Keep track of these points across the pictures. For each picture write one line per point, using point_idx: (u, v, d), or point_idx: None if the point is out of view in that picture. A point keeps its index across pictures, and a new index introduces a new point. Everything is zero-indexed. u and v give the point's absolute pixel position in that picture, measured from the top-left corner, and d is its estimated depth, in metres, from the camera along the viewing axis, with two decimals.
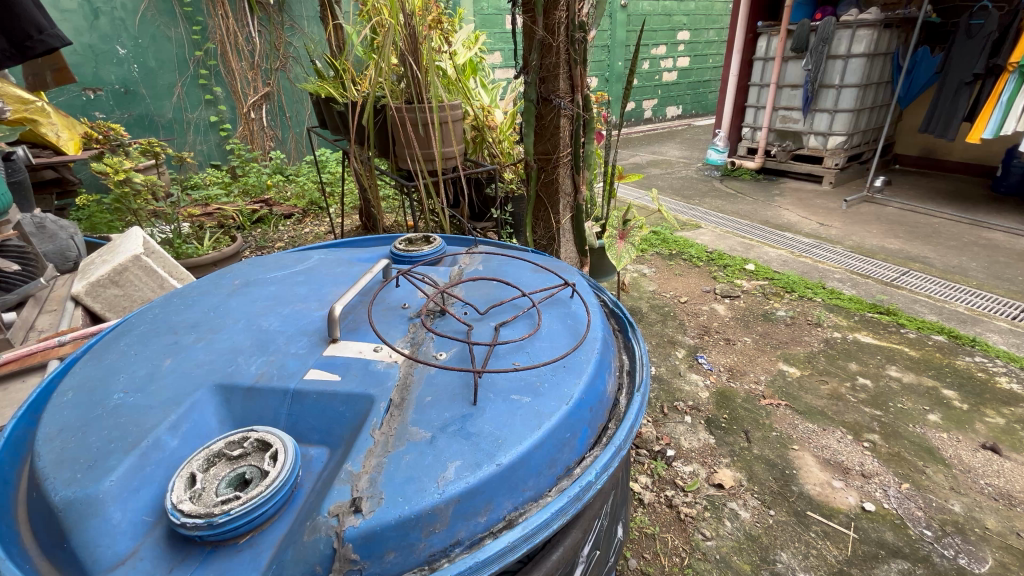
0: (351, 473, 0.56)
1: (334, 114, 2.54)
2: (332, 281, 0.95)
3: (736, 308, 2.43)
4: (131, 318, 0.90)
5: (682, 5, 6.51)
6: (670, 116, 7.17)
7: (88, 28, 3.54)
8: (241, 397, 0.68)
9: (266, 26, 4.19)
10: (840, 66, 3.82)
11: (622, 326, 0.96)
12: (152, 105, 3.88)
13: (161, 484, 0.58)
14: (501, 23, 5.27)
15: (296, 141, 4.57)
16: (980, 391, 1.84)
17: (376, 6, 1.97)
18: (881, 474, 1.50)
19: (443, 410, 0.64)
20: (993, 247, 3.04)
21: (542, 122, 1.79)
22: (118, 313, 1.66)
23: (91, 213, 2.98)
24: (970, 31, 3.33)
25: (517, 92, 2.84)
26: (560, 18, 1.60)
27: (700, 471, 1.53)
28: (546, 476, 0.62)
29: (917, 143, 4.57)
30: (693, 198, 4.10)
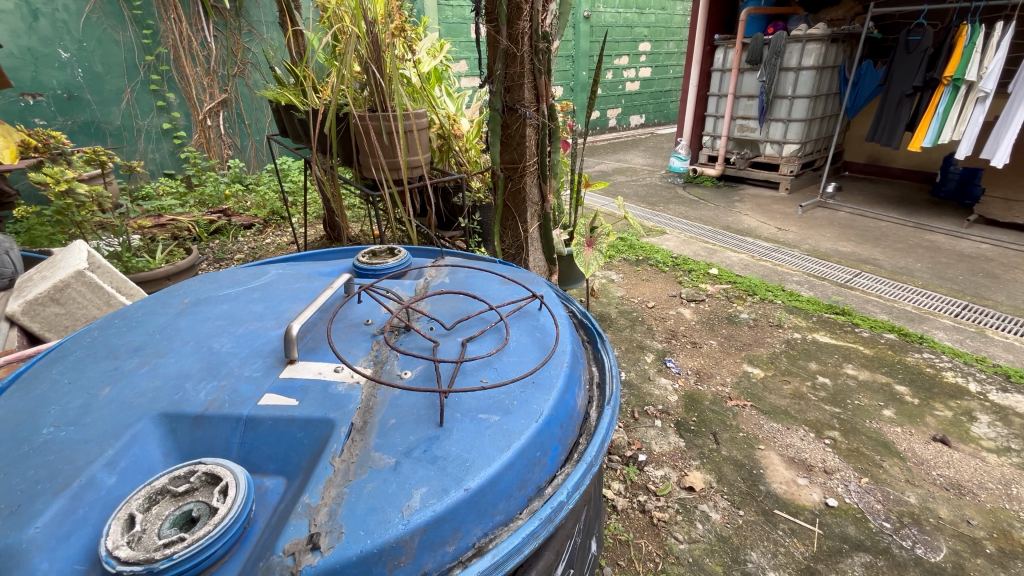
0: (309, 506, 0.53)
1: (295, 122, 2.47)
2: (290, 297, 0.90)
3: (702, 311, 2.48)
4: (66, 342, 0.83)
5: (642, 17, 6.70)
6: (633, 125, 7.33)
7: (27, 30, 3.34)
8: (189, 426, 0.63)
9: (223, 31, 4.05)
10: (792, 78, 3.99)
11: (591, 337, 0.95)
12: (99, 112, 3.69)
13: (96, 527, 0.53)
14: (466, 32, 5.28)
15: (256, 150, 4.42)
16: (929, 385, 1.93)
17: (337, 12, 1.92)
18: (842, 469, 1.55)
19: (409, 433, 0.61)
20: (935, 249, 3.22)
21: (508, 131, 1.78)
22: (59, 333, 1.54)
23: (31, 226, 2.79)
24: (908, 47, 3.54)
25: (483, 101, 2.84)
26: (523, 28, 1.61)
27: (671, 475, 1.54)
28: (517, 498, 0.60)
29: (864, 151, 4.83)
30: (658, 204, 4.19)
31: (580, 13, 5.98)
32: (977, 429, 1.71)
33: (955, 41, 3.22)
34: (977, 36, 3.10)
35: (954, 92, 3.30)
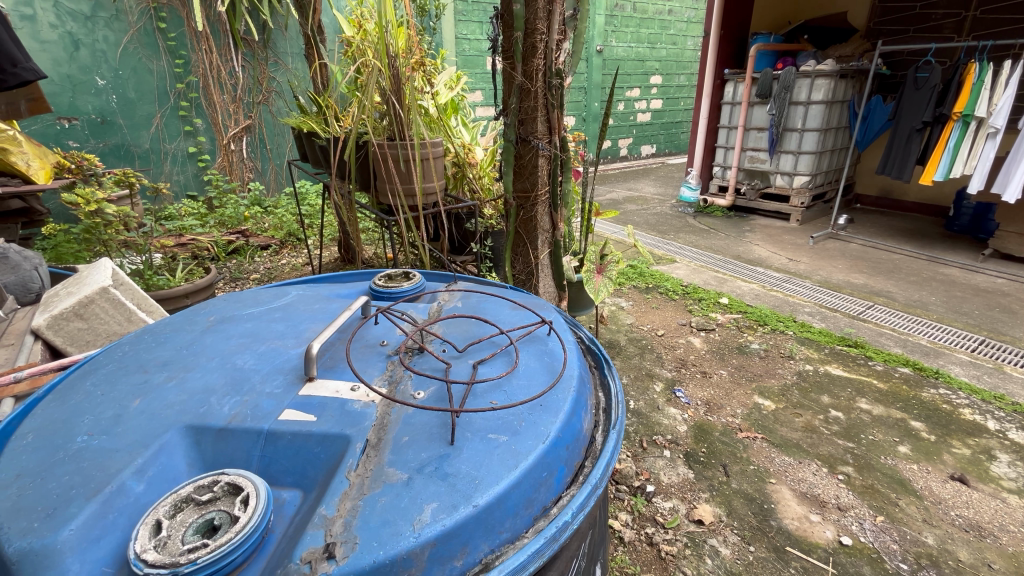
0: (325, 517, 0.55)
1: (316, 148, 2.57)
2: (310, 317, 0.95)
3: (712, 341, 2.48)
4: (99, 355, 0.87)
5: (654, 51, 6.90)
6: (644, 154, 7.45)
7: (68, 59, 3.55)
8: (212, 438, 0.67)
9: (251, 61, 4.23)
10: (801, 112, 4.06)
11: (598, 363, 0.97)
12: (129, 135, 3.86)
13: (124, 532, 0.56)
14: (482, 64, 5.47)
15: (276, 173, 4.59)
16: (946, 422, 1.90)
17: (361, 46, 2.02)
18: (856, 506, 1.53)
19: (421, 450, 0.64)
20: (950, 283, 3.20)
21: (521, 161, 1.84)
22: (81, 347, 1.59)
23: (59, 243, 2.88)
24: (917, 83, 3.61)
25: (497, 131, 2.93)
26: (537, 65, 1.68)
27: (680, 507, 1.53)
28: (523, 517, 0.62)
29: (876, 184, 4.85)
30: (668, 233, 4.23)
31: (593, 47, 6.18)
32: (996, 469, 1.68)
33: (964, 78, 3.27)
34: (985, 74, 3.16)
35: (965, 127, 3.34)
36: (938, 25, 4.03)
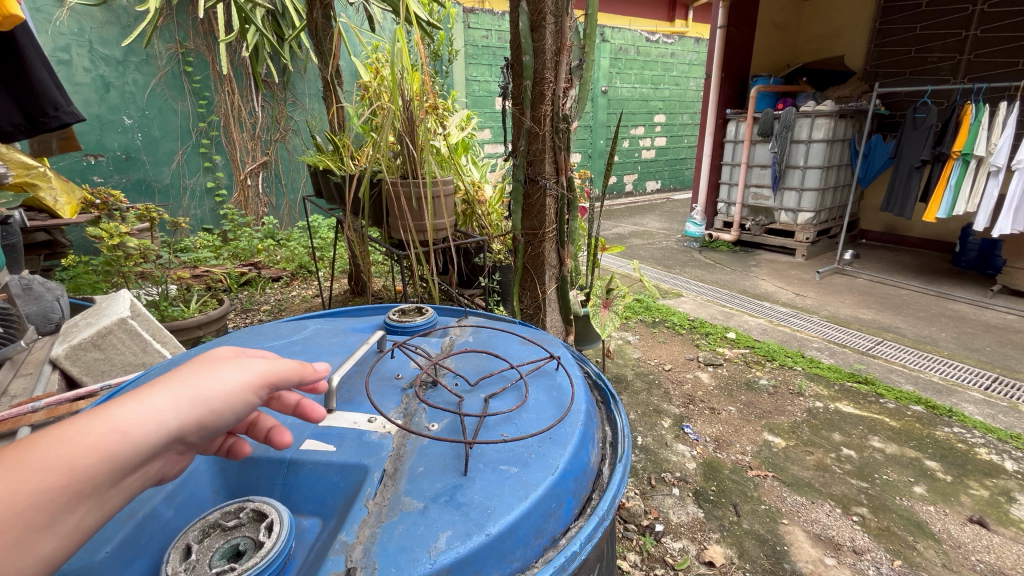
0: (345, 544, 0.59)
1: (331, 185, 2.68)
2: (328, 351, 0.99)
3: (720, 376, 2.49)
4: (129, 385, 0.92)
5: (657, 92, 7.15)
6: (649, 190, 7.60)
7: (98, 100, 3.74)
8: (237, 466, 0.70)
9: (270, 102, 4.45)
10: (803, 150, 4.17)
11: (605, 398, 1.00)
12: (151, 171, 4.02)
13: (154, 556, 0.59)
14: (491, 104, 5.71)
15: (289, 208, 4.76)
16: (962, 462, 1.88)
17: (377, 90, 2.14)
18: (873, 550, 1.50)
19: (435, 480, 0.67)
20: (960, 319, 3.19)
21: (529, 200, 1.92)
22: (97, 377, 1.64)
23: (78, 274, 2.97)
24: (915, 123, 3.72)
25: (505, 168, 3.03)
26: (545, 110, 1.77)
27: (690, 547, 1.51)
28: (533, 547, 0.64)
29: (880, 220, 4.92)
30: (674, 267, 4.28)
31: (598, 88, 6.44)
32: (1016, 511, 1.65)
33: (961, 119, 3.37)
34: (982, 115, 3.25)
35: (965, 166, 3.41)
36: (934, 68, 4.17)
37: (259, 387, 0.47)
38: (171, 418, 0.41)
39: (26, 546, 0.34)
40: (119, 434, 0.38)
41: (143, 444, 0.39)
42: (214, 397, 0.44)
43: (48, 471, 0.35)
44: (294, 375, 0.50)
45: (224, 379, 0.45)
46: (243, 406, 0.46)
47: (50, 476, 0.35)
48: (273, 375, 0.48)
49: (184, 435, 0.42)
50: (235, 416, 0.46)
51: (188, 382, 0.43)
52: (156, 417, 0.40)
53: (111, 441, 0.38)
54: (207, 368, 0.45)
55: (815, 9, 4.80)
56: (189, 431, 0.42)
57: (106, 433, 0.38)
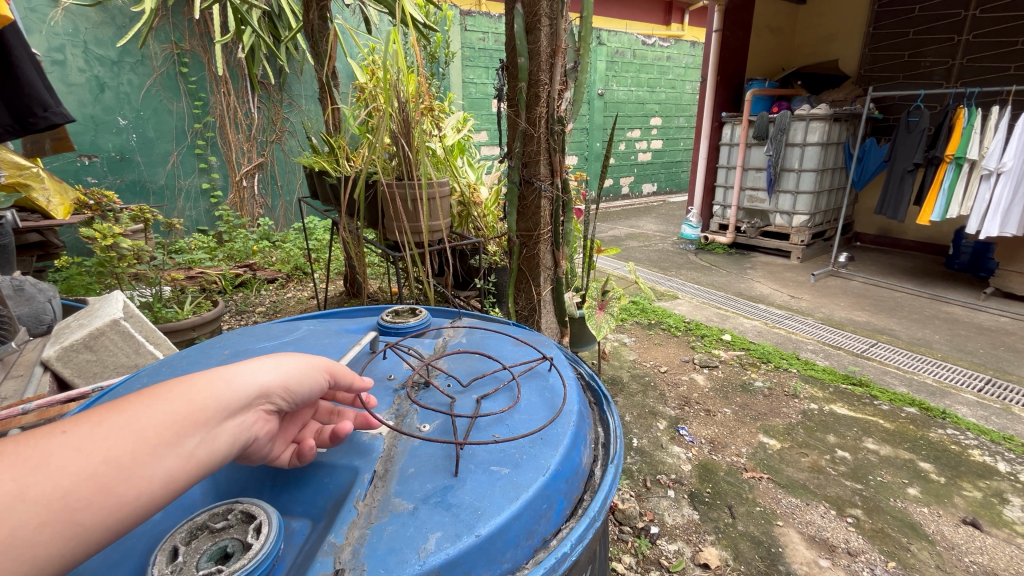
0: (334, 545, 0.58)
1: (327, 186, 2.67)
2: (321, 352, 0.99)
3: (715, 378, 2.49)
4: (118, 387, 0.91)
5: (654, 95, 7.18)
6: (645, 193, 7.63)
7: (93, 100, 3.73)
8: (226, 467, 0.70)
9: (266, 103, 4.43)
10: (797, 153, 4.19)
11: (598, 399, 1.00)
12: (146, 172, 4.00)
13: (140, 558, 0.59)
14: (488, 106, 5.72)
15: (285, 210, 4.74)
16: (955, 464, 1.89)
17: (373, 92, 2.13)
18: (867, 551, 1.50)
19: (426, 481, 0.67)
20: (953, 321, 3.22)
21: (524, 202, 1.92)
22: (89, 379, 1.63)
23: (70, 275, 2.95)
24: (909, 127, 3.75)
25: (502, 170, 3.03)
26: (540, 113, 1.77)
27: (685, 550, 1.51)
28: (523, 548, 0.64)
29: (874, 223, 4.95)
30: (670, 270, 4.29)
31: (594, 91, 6.46)
32: (1009, 513, 1.66)
33: (954, 122, 3.40)
34: (974, 119, 3.28)
35: (958, 170, 3.44)
36: (927, 72, 4.21)
37: (321, 371, 0.62)
38: (266, 377, 0.55)
39: (161, 455, 0.45)
40: (226, 382, 0.52)
41: (241, 390, 0.52)
42: (294, 368, 0.59)
43: (179, 399, 0.47)
44: (344, 371, 0.66)
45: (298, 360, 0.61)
46: (311, 382, 0.60)
47: (179, 405, 0.47)
48: (331, 365, 0.64)
49: (270, 391, 0.55)
50: (307, 389, 0.60)
51: (272, 357, 0.58)
52: (254, 374, 0.54)
53: (223, 381, 0.51)
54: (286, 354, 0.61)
55: (809, 14, 4.84)
56: (274, 390, 0.56)
57: (216, 381, 0.51)
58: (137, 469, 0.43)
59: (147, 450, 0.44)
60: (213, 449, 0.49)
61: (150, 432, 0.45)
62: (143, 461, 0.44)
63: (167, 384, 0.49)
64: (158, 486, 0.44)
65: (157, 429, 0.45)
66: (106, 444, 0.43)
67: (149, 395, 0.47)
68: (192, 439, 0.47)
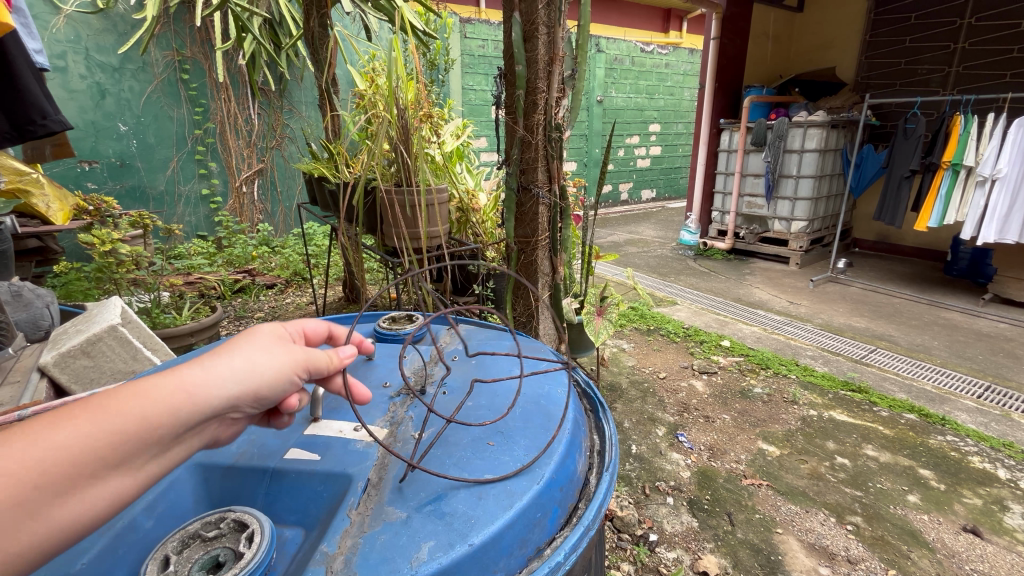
0: (326, 554, 0.58)
1: (326, 192, 2.68)
2: None
3: (714, 384, 2.49)
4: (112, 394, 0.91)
5: (652, 102, 7.22)
6: (645, 199, 7.65)
7: (93, 106, 3.74)
8: (220, 476, 0.70)
9: (266, 109, 4.46)
10: (795, 160, 4.21)
11: (594, 407, 1.00)
12: (146, 178, 4.01)
13: (130, 567, 0.58)
14: (487, 113, 5.76)
15: (285, 215, 4.76)
16: (955, 470, 1.88)
17: (372, 98, 2.14)
18: (867, 559, 1.49)
19: (420, 489, 0.67)
20: (952, 327, 3.21)
21: (522, 209, 1.92)
22: (85, 385, 1.62)
23: (68, 281, 2.95)
24: (906, 133, 3.77)
25: (501, 176, 3.04)
26: (538, 120, 1.78)
27: (684, 557, 1.50)
28: (517, 557, 0.64)
29: (873, 229, 4.96)
30: (669, 275, 4.29)
31: (593, 97, 6.50)
32: (1010, 520, 1.65)
33: (950, 129, 3.41)
34: (970, 126, 3.29)
35: (955, 176, 3.45)
36: (924, 79, 4.24)
37: (298, 369, 0.55)
38: (236, 387, 0.49)
39: (106, 477, 0.41)
40: (186, 392, 0.46)
41: (205, 403, 0.46)
42: (271, 372, 0.52)
43: (131, 417, 0.42)
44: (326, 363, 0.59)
45: (278, 358, 0.53)
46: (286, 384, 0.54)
47: (127, 424, 0.42)
48: (311, 360, 0.56)
49: (241, 402, 0.50)
50: (281, 392, 0.54)
51: (247, 354, 0.51)
52: (222, 383, 0.48)
53: (184, 392, 0.45)
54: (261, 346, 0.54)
55: (806, 22, 4.88)
56: (246, 399, 0.50)
57: (177, 388, 0.45)
58: (81, 492, 0.40)
59: (87, 472, 0.40)
60: (167, 462, 0.46)
61: (94, 452, 0.40)
62: (85, 483, 0.40)
63: (119, 393, 0.43)
64: (105, 510, 0.41)
65: (103, 450, 0.41)
66: (42, 465, 0.38)
67: (96, 406, 0.41)
68: (142, 460, 0.43)
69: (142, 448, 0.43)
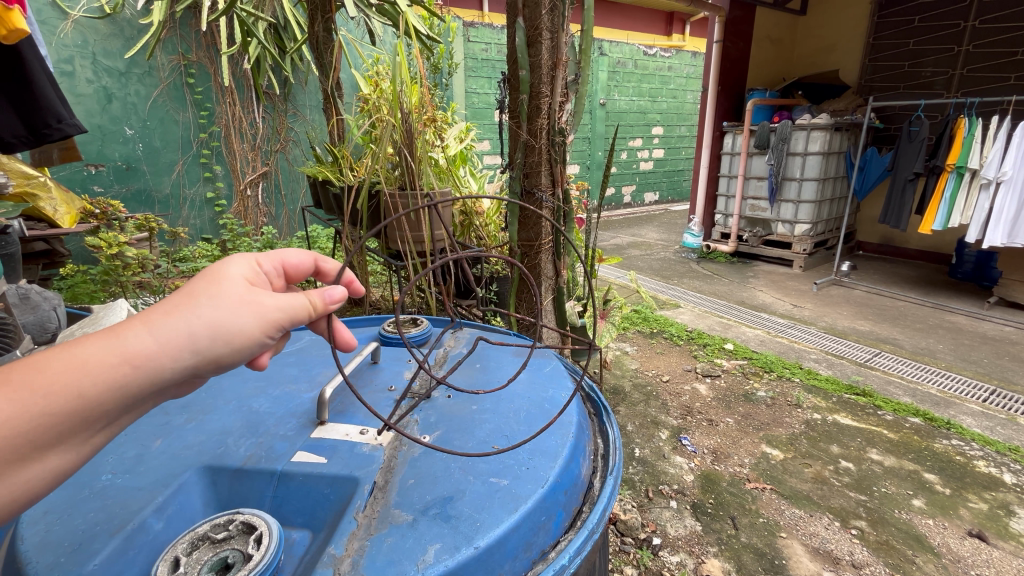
0: (334, 556, 0.59)
1: (330, 195, 2.70)
2: (323, 362, 1.00)
3: (718, 387, 2.49)
4: None
5: (655, 104, 7.23)
6: (647, 201, 7.65)
7: (100, 110, 3.77)
8: (228, 478, 0.71)
9: (271, 113, 4.49)
10: (798, 162, 4.20)
11: (597, 410, 1.01)
12: (151, 181, 4.04)
13: (141, 568, 0.59)
14: (490, 116, 5.78)
15: (289, 218, 4.78)
16: (960, 475, 1.88)
17: (376, 102, 2.16)
18: (871, 564, 1.49)
19: (425, 492, 0.67)
20: (957, 331, 3.20)
21: (526, 212, 1.93)
22: None
23: (75, 284, 2.97)
24: (911, 136, 3.77)
25: (504, 179, 3.06)
26: (542, 124, 1.79)
27: (687, 561, 1.50)
28: (522, 560, 0.64)
29: (877, 232, 4.95)
30: (672, 278, 4.29)
31: (596, 100, 6.52)
32: (1015, 525, 1.64)
33: (954, 132, 3.40)
34: (975, 128, 3.28)
35: (959, 179, 3.42)
36: (928, 82, 4.23)
37: (268, 328, 0.49)
38: (189, 357, 0.45)
39: (45, 452, 0.39)
40: (127, 364, 0.42)
41: (151, 376, 0.43)
42: (233, 336, 0.47)
43: (62, 398, 0.39)
44: (299, 316, 0.52)
45: (239, 320, 0.47)
46: (251, 344, 0.49)
47: (61, 401, 0.39)
48: (282, 318, 0.50)
49: (196, 372, 0.46)
50: (247, 352, 0.49)
51: (201, 318, 0.45)
52: (170, 355, 0.44)
53: (125, 365, 0.41)
54: (222, 301, 0.47)
55: (809, 25, 4.89)
56: (202, 367, 0.47)
57: (116, 359, 0.41)
58: (15, 468, 0.38)
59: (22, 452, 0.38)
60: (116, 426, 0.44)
61: (25, 434, 0.38)
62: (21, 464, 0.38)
63: (48, 363, 0.39)
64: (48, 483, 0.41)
65: (34, 432, 0.38)
66: None
67: (20, 379, 0.38)
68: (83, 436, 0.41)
69: (85, 421, 0.41)
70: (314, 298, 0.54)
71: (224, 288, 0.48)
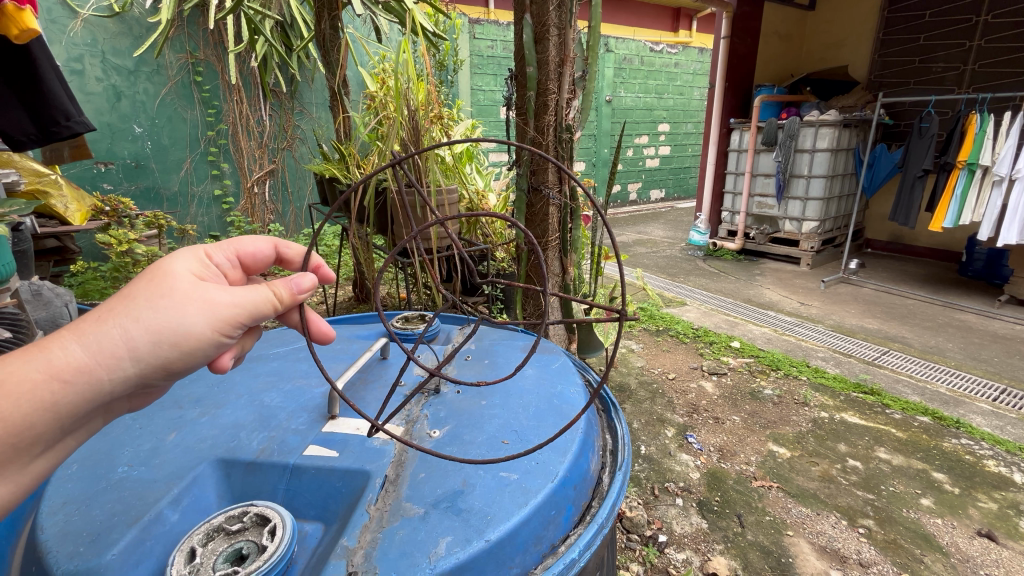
0: (347, 548, 0.59)
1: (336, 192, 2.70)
2: (332, 358, 1.01)
3: (724, 385, 2.48)
4: None
5: (661, 101, 7.19)
6: (653, 199, 7.62)
7: (109, 109, 3.80)
8: (242, 471, 0.72)
9: (278, 110, 4.51)
10: (806, 159, 4.17)
11: (606, 407, 1.01)
12: (159, 179, 4.07)
13: (158, 559, 0.60)
14: (496, 113, 5.77)
15: (295, 215, 4.80)
16: (969, 474, 1.86)
17: (383, 100, 2.17)
18: (879, 563, 1.48)
19: (436, 486, 0.68)
20: (966, 329, 3.17)
21: (532, 210, 1.94)
22: None
23: (85, 281, 3.00)
24: (921, 132, 3.72)
25: (510, 176, 3.06)
26: (549, 121, 1.79)
27: (693, 558, 1.50)
28: (532, 553, 0.65)
29: (886, 229, 4.91)
30: (678, 276, 4.28)
31: (602, 97, 6.49)
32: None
33: (965, 129, 3.36)
34: (986, 125, 3.24)
35: (971, 175, 3.39)
36: (938, 77, 4.18)
37: (217, 325, 0.57)
38: (127, 365, 0.53)
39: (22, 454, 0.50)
40: (56, 378, 0.49)
41: (91, 385, 0.51)
42: (179, 338, 0.55)
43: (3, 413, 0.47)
44: (245, 311, 0.59)
45: (185, 324, 0.55)
46: (197, 339, 0.56)
47: None
48: (229, 316, 0.57)
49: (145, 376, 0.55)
50: (201, 349, 0.57)
51: (138, 326, 0.53)
52: (105, 367, 0.52)
53: (66, 379, 0.50)
54: (162, 305, 0.54)
55: (818, 20, 4.84)
56: (150, 370, 0.55)
57: (44, 376, 0.49)
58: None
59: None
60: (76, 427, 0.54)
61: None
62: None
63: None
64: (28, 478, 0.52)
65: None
66: None
67: None
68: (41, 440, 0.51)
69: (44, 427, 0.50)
70: (277, 288, 0.61)
71: (167, 290, 0.55)
